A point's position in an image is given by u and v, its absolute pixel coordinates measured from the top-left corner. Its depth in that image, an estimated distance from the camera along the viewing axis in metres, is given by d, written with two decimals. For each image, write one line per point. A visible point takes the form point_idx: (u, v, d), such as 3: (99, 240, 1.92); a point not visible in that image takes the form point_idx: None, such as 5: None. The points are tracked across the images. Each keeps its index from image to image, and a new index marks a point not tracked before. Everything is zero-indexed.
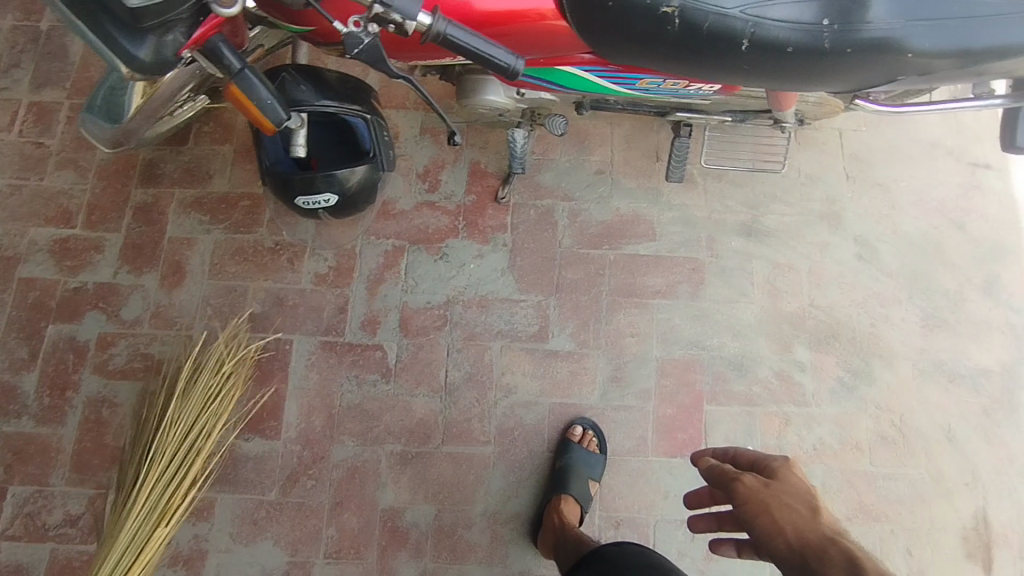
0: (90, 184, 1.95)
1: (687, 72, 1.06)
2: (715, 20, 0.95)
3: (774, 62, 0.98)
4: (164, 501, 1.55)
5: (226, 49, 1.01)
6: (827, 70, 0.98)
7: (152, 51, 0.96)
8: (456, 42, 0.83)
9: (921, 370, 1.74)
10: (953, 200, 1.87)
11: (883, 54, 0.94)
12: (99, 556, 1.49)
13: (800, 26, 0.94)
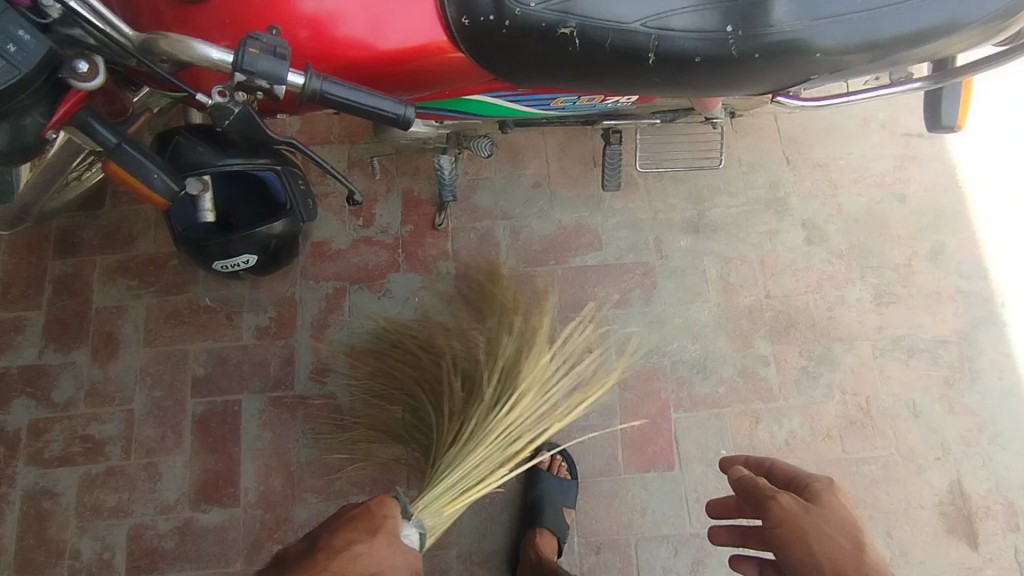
0: (3, 261, 1.83)
1: (597, 91, 1.00)
2: (616, 37, 0.90)
3: (684, 74, 0.93)
4: (510, 441, 1.44)
5: (100, 125, 0.94)
6: (739, 76, 0.93)
7: (8, 138, 0.86)
8: (335, 99, 0.76)
9: (880, 349, 1.73)
10: (891, 173, 1.86)
11: (793, 55, 0.90)
12: (475, 459, 1.41)
13: (704, 35, 0.89)
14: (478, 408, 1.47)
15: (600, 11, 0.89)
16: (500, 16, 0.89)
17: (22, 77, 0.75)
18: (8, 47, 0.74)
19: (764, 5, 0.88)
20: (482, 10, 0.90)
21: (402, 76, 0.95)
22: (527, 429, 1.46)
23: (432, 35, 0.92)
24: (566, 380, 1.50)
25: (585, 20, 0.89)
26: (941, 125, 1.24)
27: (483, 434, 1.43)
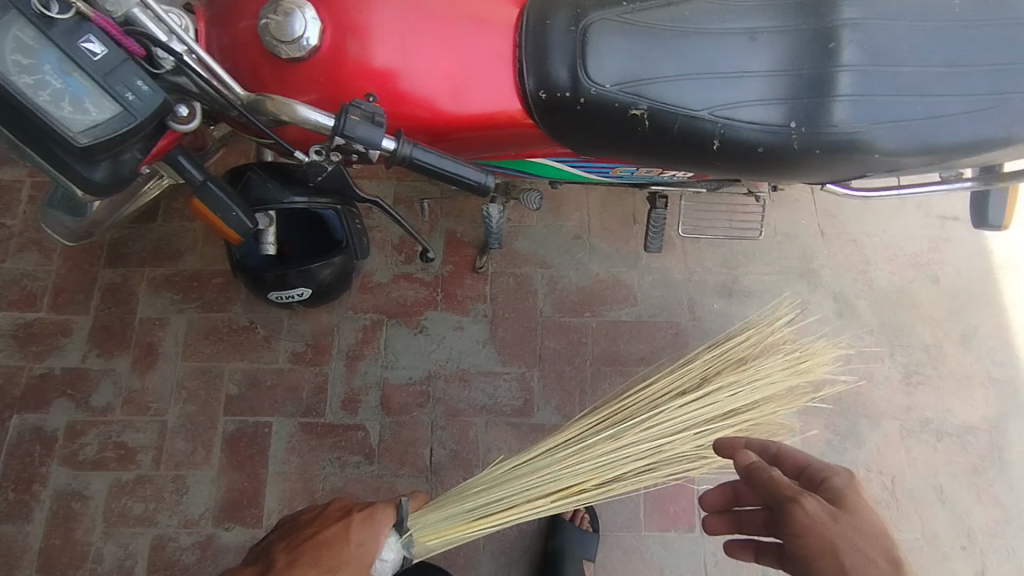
0: (56, 265, 1.88)
1: (660, 167, 1.05)
2: (684, 122, 0.95)
3: (745, 161, 0.98)
4: (560, 480, 1.43)
5: (187, 162, 1.00)
6: (798, 168, 0.98)
7: (107, 172, 0.92)
8: (422, 165, 0.81)
9: (908, 430, 1.73)
10: (925, 253, 1.86)
11: (852, 154, 0.94)
12: (484, 492, 1.39)
13: (768, 128, 0.94)
14: (627, 415, 1.52)
15: (669, 97, 0.94)
16: (576, 93, 0.95)
17: (138, 125, 0.80)
18: (128, 97, 0.79)
19: (828, 105, 0.92)
20: (558, 86, 0.95)
21: (479, 138, 1.00)
22: (653, 447, 1.47)
23: (510, 103, 0.97)
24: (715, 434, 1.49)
25: (654, 104, 0.94)
26: (987, 223, 1.28)
27: (588, 454, 1.45)
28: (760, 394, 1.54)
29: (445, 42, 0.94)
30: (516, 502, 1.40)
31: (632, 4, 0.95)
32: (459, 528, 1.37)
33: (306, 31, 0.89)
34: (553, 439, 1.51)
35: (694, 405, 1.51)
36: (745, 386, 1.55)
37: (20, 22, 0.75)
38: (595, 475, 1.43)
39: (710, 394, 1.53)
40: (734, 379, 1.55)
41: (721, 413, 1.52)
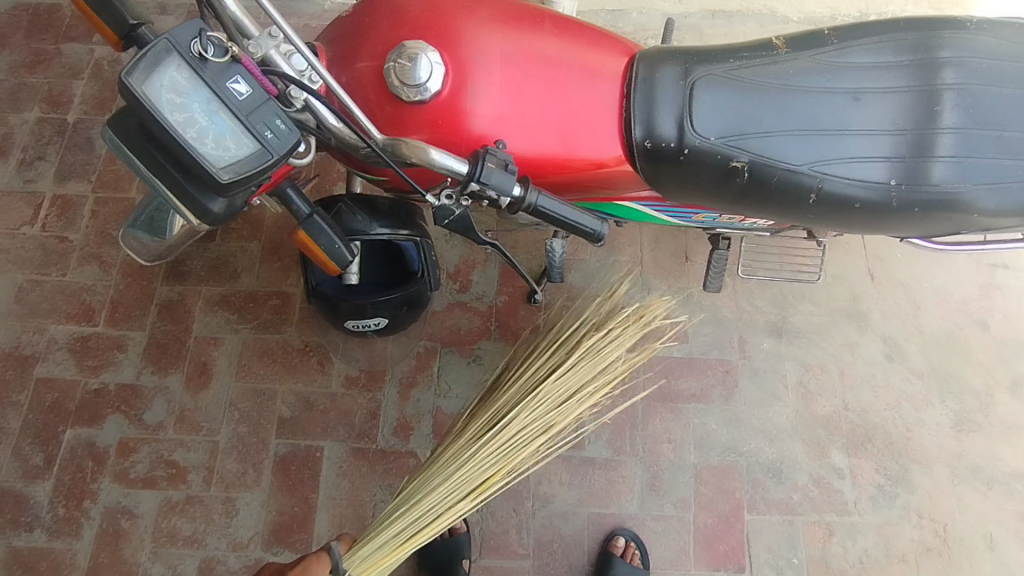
0: (115, 280, 1.92)
1: (750, 216, 1.07)
2: (784, 176, 0.97)
3: (840, 214, 1.00)
4: (470, 477, 1.45)
5: (295, 195, 1.02)
6: (893, 224, 1.00)
7: (225, 204, 0.94)
8: (546, 211, 0.84)
9: (959, 477, 1.73)
10: (973, 300, 1.88)
11: (950, 211, 0.97)
12: (406, 513, 1.44)
13: (867, 184, 0.96)
14: (497, 412, 1.51)
15: (773, 151, 0.97)
16: (680, 144, 0.98)
17: (273, 162, 0.82)
18: (267, 135, 0.82)
19: (927, 165, 0.95)
20: (663, 137, 0.98)
21: (581, 182, 1.03)
22: (548, 425, 1.48)
23: (614, 149, 1.00)
24: (530, 424, 1.47)
25: (757, 157, 0.97)
26: None
27: (488, 443, 1.46)
28: (596, 372, 1.52)
29: (556, 90, 0.97)
30: (441, 511, 1.45)
31: (737, 61, 0.98)
32: (391, 553, 1.43)
33: (429, 75, 0.91)
34: (464, 433, 1.51)
35: (557, 383, 1.49)
36: (596, 352, 1.52)
37: (176, 62, 0.78)
38: (501, 465, 1.45)
39: (561, 373, 1.50)
40: (576, 357, 1.51)
41: (592, 381, 1.52)
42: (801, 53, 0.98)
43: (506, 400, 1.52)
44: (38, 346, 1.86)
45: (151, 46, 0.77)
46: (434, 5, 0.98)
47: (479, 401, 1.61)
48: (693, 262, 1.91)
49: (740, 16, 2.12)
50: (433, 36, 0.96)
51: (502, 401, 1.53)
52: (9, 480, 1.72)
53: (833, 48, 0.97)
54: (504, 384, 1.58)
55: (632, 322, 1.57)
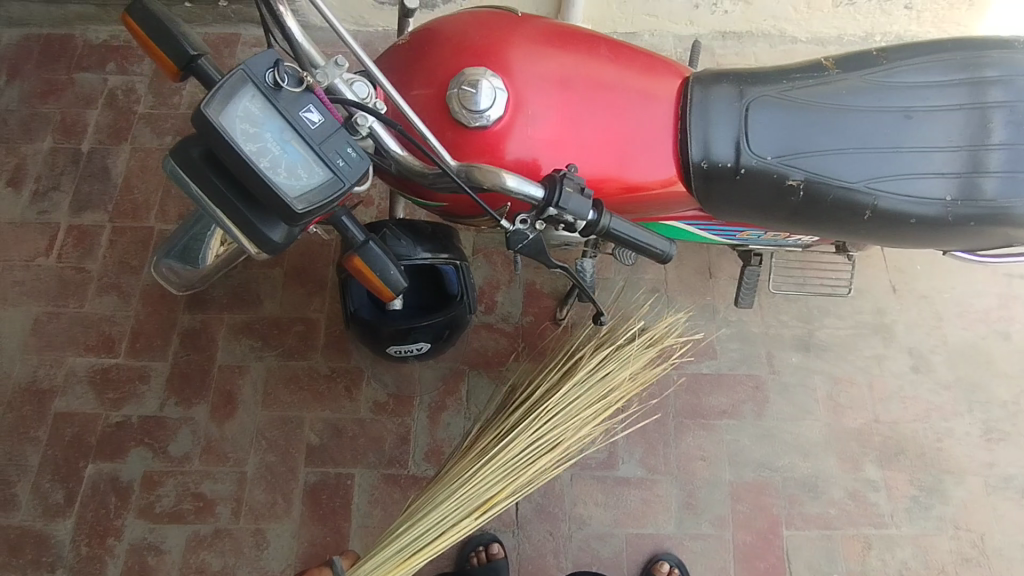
0: (134, 310, 1.86)
1: (802, 233, 1.12)
2: (840, 194, 1.02)
3: (894, 230, 1.05)
4: (477, 492, 1.38)
5: (349, 222, 1.02)
6: (948, 237, 1.06)
7: (285, 234, 0.90)
8: (618, 234, 0.85)
9: (991, 486, 1.74)
10: (994, 310, 1.90)
11: (999, 224, 1.04)
12: (411, 526, 1.37)
13: (921, 201, 1.02)
14: (505, 429, 1.47)
15: (832, 170, 1.01)
16: (736, 164, 1.01)
17: (344, 190, 0.81)
18: (339, 163, 0.81)
19: (980, 181, 1.02)
20: (719, 158, 1.01)
21: (640, 202, 1.05)
22: (553, 443, 1.42)
23: (671, 169, 1.02)
24: (540, 436, 1.42)
25: (815, 176, 1.01)
26: None
27: (494, 459, 1.41)
28: (604, 389, 1.48)
29: (614, 112, 0.99)
30: (445, 528, 1.37)
31: (790, 82, 1.03)
32: (391, 571, 1.33)
33: (490, 102, 0.93)
34: (471, 451, 1.46)
35: (562, 401, 1.45)
36: (599, 373, 1.49)
37: (250, 92, 0.78)
38: (506, 481, 1.39)
39: (564, 391, 1.46)
40: (577, 376, 1.48)
41: (598, 400, 1.47)
42: (852, 73, 1.04)
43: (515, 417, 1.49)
44: (55, 380, 1.79)
45: (227, 78, 0.77)
46: (491, 32, 0.99)
47: (486, 422, 1.57)
48: (717, 278, 1.92)
49: (751, 36, 2.14)
50: (493, 62, 0.97)
51: (512, 418, 1.49)
52: (30, 518, 1.66)
53: (883, 68, 1.04)
54: (514, 402, 1.54)
55: (638, 345, 1.55)
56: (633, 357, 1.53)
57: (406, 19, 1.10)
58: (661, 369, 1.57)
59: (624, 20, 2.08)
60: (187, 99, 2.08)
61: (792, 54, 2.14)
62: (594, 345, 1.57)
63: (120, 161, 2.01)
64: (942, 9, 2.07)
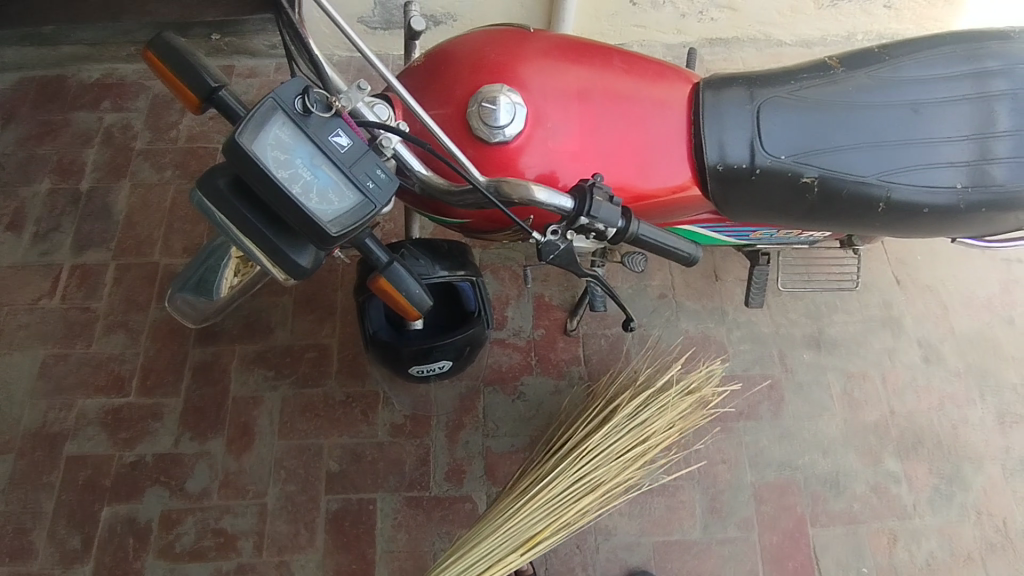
0: (143, 347, 1.83)
1: (818, 227, 1.18)
2: (855, 189, 1.08)
3: (909, 220, 1.12)
4: (522, 529, 1.42)
5: (373, 244, 0.98)
6: (961, 223, 1.13)
7: (313, 258, 0.90)
8: (646, 240, 0.87)
9: (1010, 470, 1.75)
10: (997, 296, 1.94)
11: (1010, 207, 1.10)
12: (459, 558, 1.41)
13: (932, 191, 1.09)
14: (547, 467, 1.51)
15: (844, 165, 1.08)
16: (752, 165, 1.07)
17: (376, 212, 0.82)
18: (369, 185, 0.82)
19: (988, 168, 1.09)
20: (735, 160, 1.07)
21: (658, 206, 1.09)
22: (594, 483, 1.45)
23: (686, 173, 1.07)
24: (582, 472, 1.46)
25: (827, 172, 1.08)
26: None
27: (537, 496, 1.44)
28: (644, 433, 1.50)
29: (629, 122, 1.04)
30: (490, 564, 1.40)
31: (798, 82, 1.10)
32: None
33: (510, 117, 0.95)
34: (515, 490, 1.50)
35: (603, 443, 1.49)
36: (639, 418, 1.52)
37: (280, 120, 0.80)
38: (550, 519, 1.42)
39: (605, 433, 1.50)
40: (617, 419, 1.51)
41: (635, 442, 1.49)
42: (857, 71, 1.11)
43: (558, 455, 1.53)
44: (65, 423, 1.75)
45: (258, 107, 0.79)
46: (506, 50, 1.02)
47: (530, 463, 1.61)
48: (723, 280, 1.94)
49: (738, 42, 2.18)
50: (511, 78, 1.00)
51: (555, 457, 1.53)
52: (47, 567, 1.62)
53: (887, 64, 1.11)
54: (557, 443, 1.58)
55: (677, 392, 1.56)
56: (673, 404, 1.54)
57: (413, 42, 1.11)
58: (701, 417, 1.58)
59: (613, 33, 2.10)
60: (185, 133, 2.07)
61: (778, 57, 2.19)
62: (633, 391, 1.60)
63: (120, 198, 1.99)
64: (921, 7, 2.12)
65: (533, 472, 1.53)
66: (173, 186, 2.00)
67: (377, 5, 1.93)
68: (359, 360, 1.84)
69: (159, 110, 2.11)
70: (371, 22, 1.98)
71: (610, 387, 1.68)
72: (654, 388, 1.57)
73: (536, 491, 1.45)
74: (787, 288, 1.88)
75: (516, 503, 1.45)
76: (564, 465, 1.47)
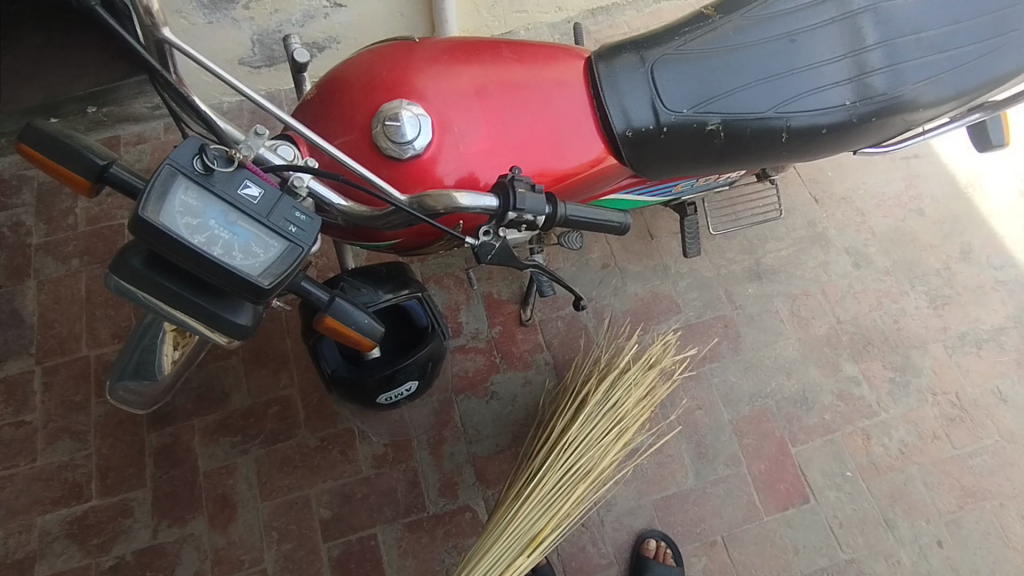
0: (94, 446, 1.72)
1: (732, 169, 1.23)
2: (757, 125, 1.13)
3: (812, 143, 1.18)
4: (523, 532, 1.44)
5: (310, 284, 0.95)
6: (857, 136, 1.20)
7: (252, 314, 0.87)
8: (577, 219, 0.88)
9: (951, 347, 1.88)
10: (904, 192, 2.07)
11: (900, 111, 1.18)
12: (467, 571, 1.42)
13: (827, 112, 1.15)
14: (533, 466, 1.53)
15: (741, 106, 1.12)
16: (657, 124, 1.10)
17: (305, 254, 0.80)
18: (292, 229, 0.80)
19: (869, 80, 1.16)
20: (642, 122, 1.10)
21: (581, 182, 1.11)
22: (583, 471, 1.49)
23: (600, 145, 1.10)
24: (569, 463, 1.49)
25: (728, 116, 1.12)
26: (991, 143, 1.52)
27: (530, 495, 1.47)
28: (617, 415, 1.55)
29: (533, 108, 1.06)
30: (501, 571, 1.42)
31: (681, 37, 1.14)
32: None
33: (415, 130, 0.95)
34: (509, 496, 1.52)
35: (582, 432, 1.52)
36: (611, 402, 1.55)
37: (183, 184, 0.77)
38: (548, 515, 1.45)
39: (581, 422, 1.53)
40: (590, 407, 1.55)
41: (611, 425, 1.53)
42: (732, 15, 1.16)
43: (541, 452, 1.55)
44: (29, 546, 1.64)
45: (156, 177, 0.75)
46: (396, 65, 1.02)
47: (518, 466, 1.62)
48: (658, 237, 1.99)
49: (618, 6, 2.22)
50: (407, 91, 0.99)
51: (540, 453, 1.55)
52: None
53: (758, 3, 1.17)
54: (538, 441, 1.60)
55: (639, 368, 1.61)
56: (638, 381, 1.59)
57: (300, 74, 1.08)
58: (667, 386, 1.64)
59: (497, 23, 2.09)
60: (83, 216, 1.95)
61: (659, 13, 2.25)
62: (598, 375, 1.63)
63: (29, 300, 1.86)
64: None
65: (522, 475, 1.55)
66: (85, 274, 1.89)
67: (255, 43, 1.87)
68: (324, 402, 1.80)
69: (49, 197, 1.97)
70: (252, 61, 1.92)
71: (577, 377, 1.70)
72: (617, 369, 1.61)
73: (529, 492, 1.47)
74: (717, 230, 1.95)
75: (513, 508, 1.46)
76: (550, 462, 1.49)
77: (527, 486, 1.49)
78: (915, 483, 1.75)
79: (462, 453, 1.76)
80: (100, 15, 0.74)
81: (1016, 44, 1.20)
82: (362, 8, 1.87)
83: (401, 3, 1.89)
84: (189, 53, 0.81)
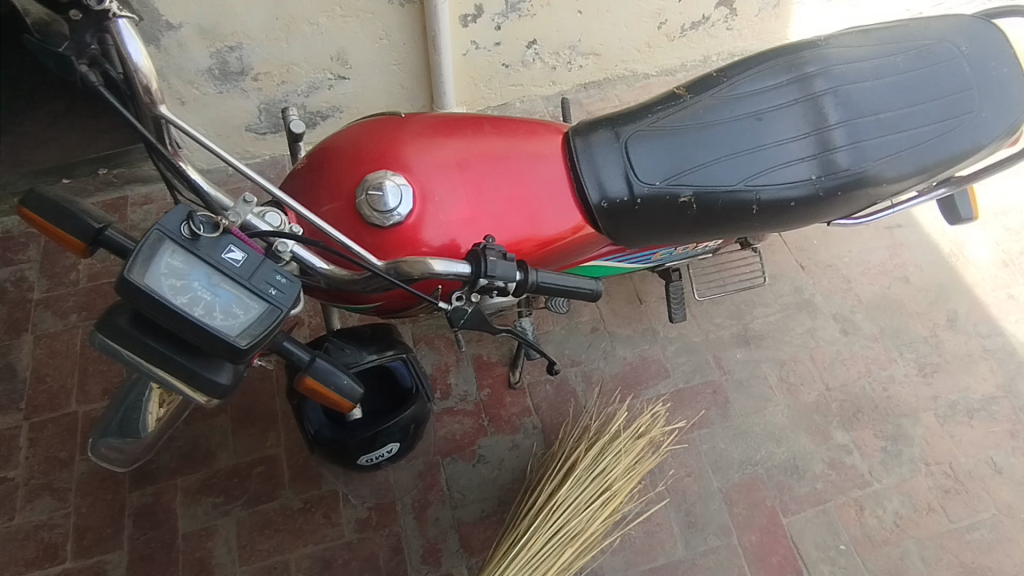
0: (74, 505, 1.70)
1: (706, 239, 1.28)
2: (728, 197, 1.19)
3: (782, 215, 1.23)
4: None
5: (293, 344, 0.98)
6: (825, 209, 1.25)
7: (232, 373, 0.89)
8: (547, 285, 0.91)
9: (942, 416, 1.87)
10: (888, 260, 2.11)
11: (866, 185, 1.23)
12: None
13: (794, 185, 1.20)
14: (519, 528, 1.50)
15: (713, 179, 1.18)
16: (632, 196, 1.16)
17: (284, 316, 0.83)
18: (272, 292, 0.83)
19: (833, 157, 1.22)
20: (616, 194, 1.15)
21: (560, 249, 1.16)
22: (571, 534, 1.48)
23: (577, 215, 1.15)
24: (557, 526, 1.47)
25: (699, 189, 1.18)
26: (959, 217, 1.57)
27: (517, 557, 1.44)
28: (606, 481, 1.54)
29: (512, 179, 1.11)
30: None
31: (653, 115, 1.21)
32: None
33: (398, 199, 1.00)
34: (494, 557, 1.48)
35: (570, 495, 1.51)
36: (600, 467, 1.55)
37: (170, 248, 0.80)
38: None
39: (569, 486, 1.52)
40: (579, 470, 1.54)
41: (600, 491, 1.53)
42: (702, 96, 1.23)
43: (528, 513, 1.52)
44: None
45: (143, 241, 0.79)
46: (383, 138, 1.08)
47: (503, 529, 1.58)
48: (647, 302, 2.02)
49: (609, 81, 2.33)
50: (394, 162, 1.05)
51: (528, 514, 1.53)
52: None
53: (725, 85, 1.24)
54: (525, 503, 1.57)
55: (628, 436, 1.61)
56: (628, 449, 1.59)
57: (296, 143, 1.14)
58: (657, 457, 1.64)
59: (494, 96, 2.21)
60: (85, 273, 2.00)
61: (649, 88, 2.35)
62: (588, 442, 1.62)
63: (24, 355, 1.88)
64: (756, 24, 2.31)
65: (507, 537, 1.51)
66: (81, 329, 1.92)
67: (261, 112, 1.96)
68: (310, 462, 1.78)
69: (54, 255, 2.02)
70: (259, 128, 2.01)
71: (565, 442, 1.68)
72: (608, 435, 1.60)
73: (516, 554, 1.44)
74: (703, 296, 1.98)
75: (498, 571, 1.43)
76: (538, 526, 1.47)
77: (513, 547, 1.46)
78: (911, 558, 1.70)
79: (447, 515, 1.72)
80: (102, 93, 0.79)
81: (971, 125, 1.27)
82: (364, 81, 1.98)
83: (402, 76, 2.00)
84: (184, 129, 0.86)
